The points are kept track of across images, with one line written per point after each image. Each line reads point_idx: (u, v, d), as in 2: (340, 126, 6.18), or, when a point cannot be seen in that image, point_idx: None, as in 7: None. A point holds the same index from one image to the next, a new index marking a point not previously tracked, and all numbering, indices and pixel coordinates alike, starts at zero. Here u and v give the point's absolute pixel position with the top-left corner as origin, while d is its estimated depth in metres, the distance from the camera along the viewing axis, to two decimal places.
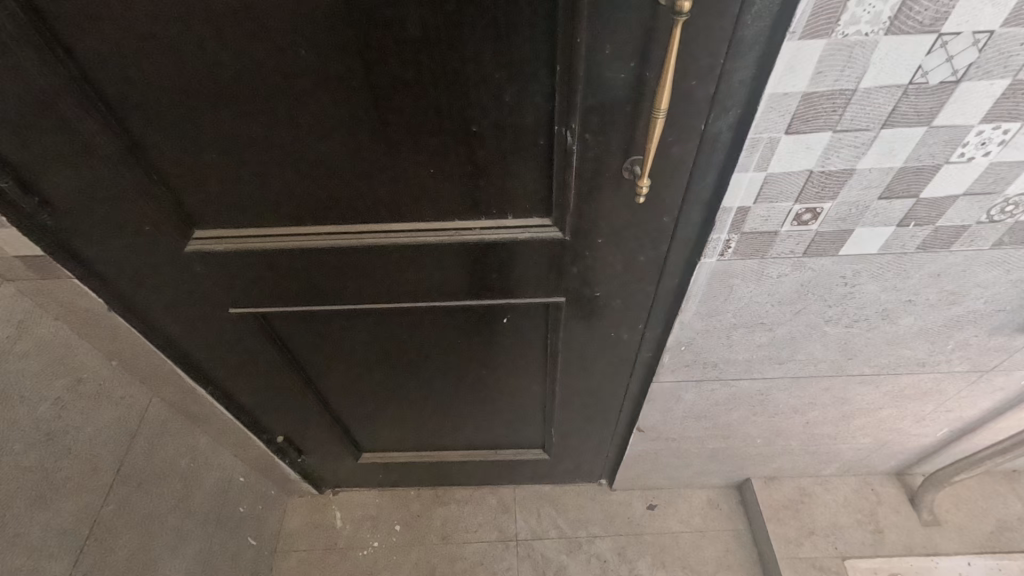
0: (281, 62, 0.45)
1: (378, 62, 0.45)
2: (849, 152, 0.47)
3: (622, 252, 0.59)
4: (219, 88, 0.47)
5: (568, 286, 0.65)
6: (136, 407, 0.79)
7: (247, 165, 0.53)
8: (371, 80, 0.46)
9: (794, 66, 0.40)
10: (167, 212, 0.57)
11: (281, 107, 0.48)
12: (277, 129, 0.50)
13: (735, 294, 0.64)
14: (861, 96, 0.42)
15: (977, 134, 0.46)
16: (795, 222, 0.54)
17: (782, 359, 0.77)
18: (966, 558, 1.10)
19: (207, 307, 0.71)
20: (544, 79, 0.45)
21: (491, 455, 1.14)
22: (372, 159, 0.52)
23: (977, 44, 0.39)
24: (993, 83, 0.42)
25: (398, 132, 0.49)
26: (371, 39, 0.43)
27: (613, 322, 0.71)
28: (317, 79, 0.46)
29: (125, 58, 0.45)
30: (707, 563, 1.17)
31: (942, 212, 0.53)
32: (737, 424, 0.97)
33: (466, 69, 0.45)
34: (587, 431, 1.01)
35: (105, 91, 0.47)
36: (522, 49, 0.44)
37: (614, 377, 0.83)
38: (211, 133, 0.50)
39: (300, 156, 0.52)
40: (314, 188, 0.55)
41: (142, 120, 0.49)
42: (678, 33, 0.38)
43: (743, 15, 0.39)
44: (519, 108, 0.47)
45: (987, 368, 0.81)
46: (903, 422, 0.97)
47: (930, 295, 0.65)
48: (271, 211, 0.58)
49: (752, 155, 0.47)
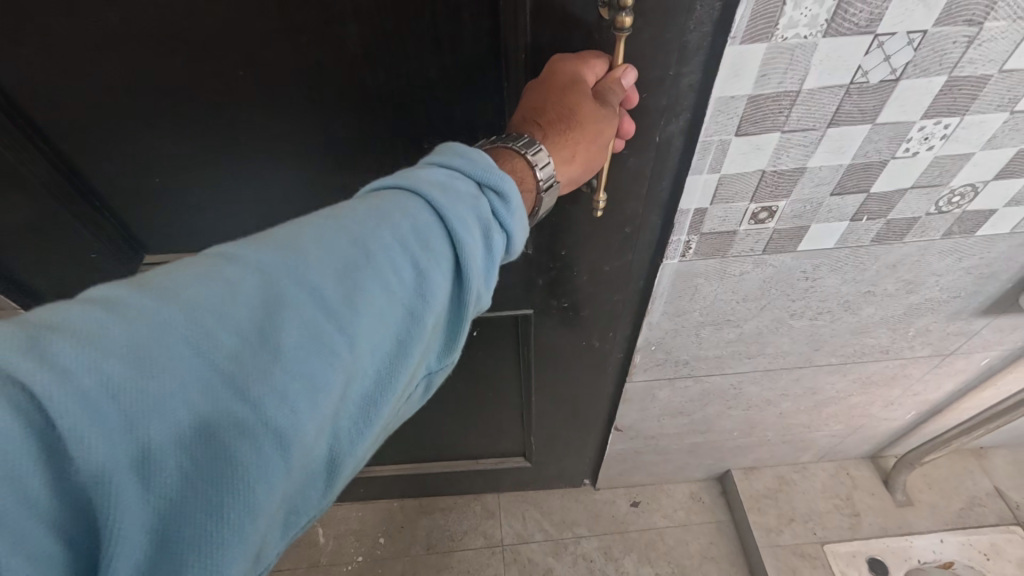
0: (222, 84, 0.43)
1: (321, 81, 0.44)
2: (799, 151, 0.48)
3: (587, 262, 0.59)
4: (158, 113, 0.45)
5: (535, 299, 0.65)
6: None
7: (194, 187, 0.52)
8: (316, 99, 0.45)
9: (739, 69, 0.41)
10: (113, 237, 0.56)
11: (225, 130, 0.47)
12: (224, 151, 0.48)
13: (700, 292, 0.65)
14: (806, 97, 0.43)
15: (920, 130, 0.47)
16: (753, 221, 0.55)
17: (751, 353, 0.78)
18: (940, 535, 1.13)
19: None
20: (493, 92, 0.45)
21: (473, 465, 1.13)
22: (323, 175, 0.51)
23: (912, 44, 0.40)
24: (930, 81, 0.43)
25: (348, 148, 0.49)
26: (311, 59, 0.42)
27: (586, 331, 0.71)
28: (260, 100, 0.45)
29: (55, 87, 0.43)
30: (691, 556, 1.18)
31: (893, 205, 0.54)
32: (713, 418, 0.98)
33: (412, 86, 0.44)
34: (568, 436, 1.01)
35: (37, 121, 0.45)
36: (469, 66, 0.43)
37: (589, 382, 0.83)
38: (153, 160, 0.49)
39: (251, 177, 0.51)
40: (267, 209, 0.54)
41: (78, 148, 0.48)
42: (621, 45, 0.38)
43: (686, 21, 0.38)
44: (470, 120, 0.47)
45: (949, 352, 0.83)
46: (873, 407, 1.00)
47: (888, 285, 0.66)
48: (223, 236, 0.57)
49: (706, 157, 0.48)
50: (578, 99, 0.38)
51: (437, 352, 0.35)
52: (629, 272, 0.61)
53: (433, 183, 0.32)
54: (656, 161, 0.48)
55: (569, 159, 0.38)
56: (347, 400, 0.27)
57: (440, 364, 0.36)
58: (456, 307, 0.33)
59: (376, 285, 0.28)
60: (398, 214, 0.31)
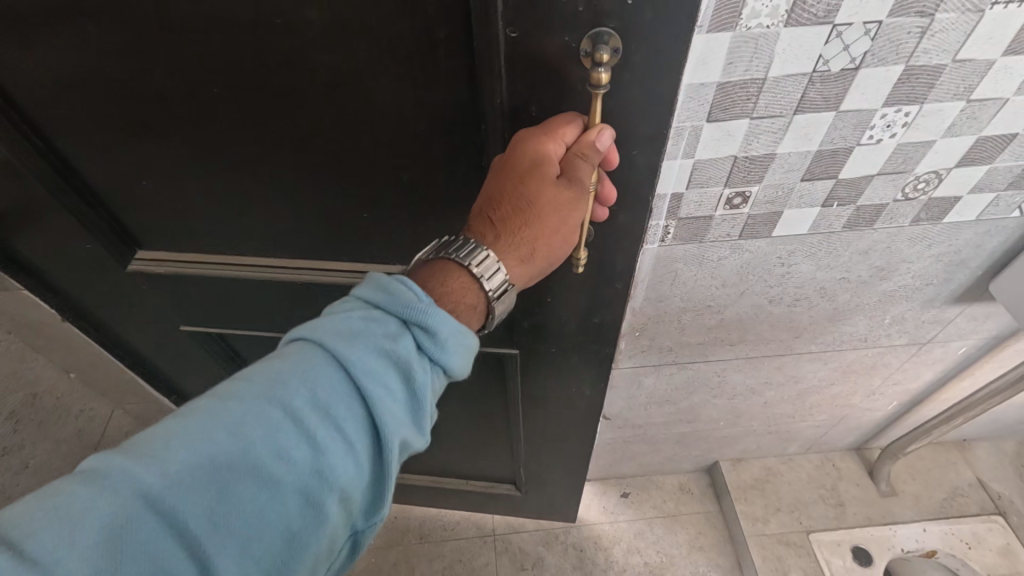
0: (200, 97, 0.45)
1: (294, 105, 0.45)
2: (768, 138, 0.50)
3: (573, 309, 0.61)
4: (143, 120, 0.47)
5: (519, 340, 0.68)
6: (96, 418, 0.87)
7: (179, 193, 0.54)
8: (290, 121, 0.46)
9: (706, 58, 0.43)
10: (106, 232, 0.58)
11: (206, 143, 0.49)
12: (205, 162, 0.50)
13: (680, 278, 0.67)
14: (771, 84, 0.45)
15: (882, 117, 0.49)
16: (728, 206, 0.57)
17: (733, 340, 0.81)
18: (923, 524, 1.15)
19: (158, 323, 0.71)
20: (471, 127, 0.45)
21: (464, 485, 1.14)
22: (302, 194, 0.52)
23: (869, 34, 0.43)
24: (888, 70, 0.45)
25: (324, 172, 0.50)
26: (282, 82, 0.43)
27: (570, 375, 0.73)
28: (237, 116, 0.46)
29: (48, 87, 0.46)
30: (680, 546, 1.20)
31: (861, 191, 0.57)
32: (699, 406, 1.00)
33: (387, 118, 0.45)
34: (555, 472, 1.02)
35: (33, 118, 0.48)
36: (445, 103, 0.44)
37: (576, 411, 0.81)
38: (140, 163, 0.51)
39: (233, 190, 0.53)
40: (248, 220, 0.56)
41: (71, 145, 0.50)
42: (598, 103, 0.39)
43: (661, 50, 0.38)
44: (448, 152, 0.47)
45: (926, 340, 0.85)
46: (856, 397, 1.02)
47: (862, 272, 0.69)
48: (211, 239, 0.59)
49: (679, 143, 0.50)
50: (540, 190, 0.40)
51: (362, 513, 0.39)
52: (608, 298, 0.60)
53: (344, 334, 0.38)
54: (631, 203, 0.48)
55: (523, 258, 0.43)
56: (222, 575, 0.32)
57: (367, 522, 0.39)
58: (371, 460, 0.38)
59: (269, 450, 0.34)
60: (303, 375, 0.36)
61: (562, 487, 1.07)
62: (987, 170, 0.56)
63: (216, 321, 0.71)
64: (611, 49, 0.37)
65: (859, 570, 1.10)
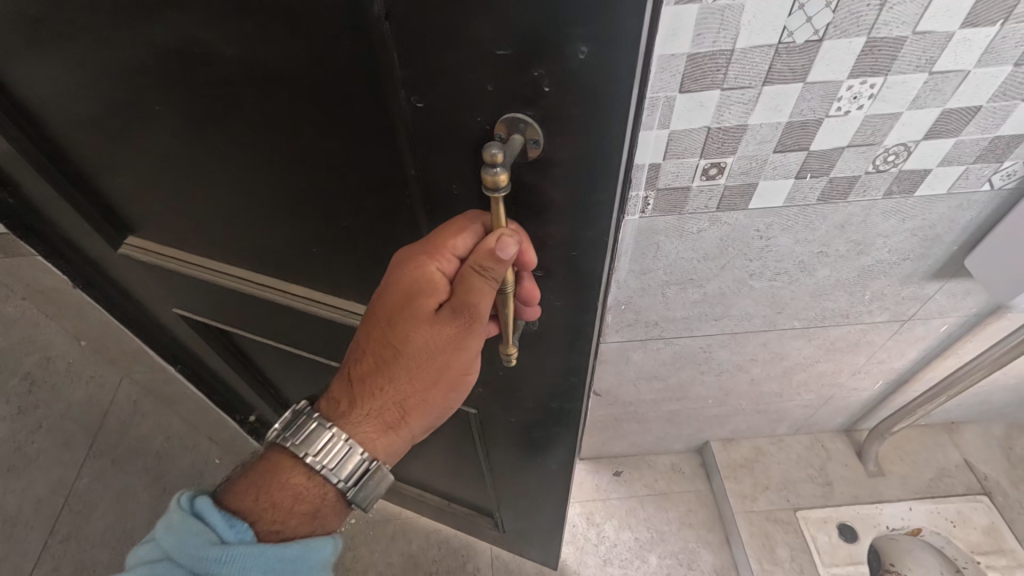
0: (148, 111, 0.46)
1: (231, 133, 0.45)
2: (738, 109, 0.53)
3: (528, 388, 0.64)
4: (108, 125, 0.49)
5: (482, 405, 0.71)
6: (106, 386, 0.97)
7: (148, 191, 0.56)
8: (229, 148, 0.46)
9: (675, 29, 0.46)
10: (96, 213, 0.61)
11: (161, 152, 0.50)
12: (164, 170, 0.52)
13: (662, 250, 0.70)
14: (739, 56, 0.48)
15: (848, 89, 0.51)
16: (704, 177, 0.60)
17: (717, 315, 0.83)
18: (909, 503, 1.17)
19: (154, 301, 0.75)
20: (401, 183, 0.44)
21: (445, 505, 1.11)
22: (255, 217, 0.53)
23: (830, 6, 0.45)
24: (851, 41, 0.48)
25: (268, 200, 0.50)
26: (217, 110, 0.43)
27: (531, 442, 0.74)
28: (183, 134, 0.47)
29: (27, 80, 0.48)
30: (670, 522, 1.23)
31: (833, 164, 0.59)
32: (688, 383, 1.02)
33: (319, 160, 0.44)
34: (531, 523, 0.99)
35: (22, 105, 0.51)
36: (371, 156, 0.42)
37: (543, 473, 0.80)
38: (112, 159, 0.53)
39: (192, 198, 0.54)
40: (210, 228, 0.57)
41: (55, 134, 0.53)
42: (501, 206, 0.37)
43: (579, 135, 0.36)
44: (383, 203, 0.46)
45: (907, 317, 0.87)
46: (842, 376, 1.04)
47: (839, 246, 0.71)
48: (188, 239, 0.61)
49: (654, 114, 0.53)
50: (417, 331, 0.46)
51: None
52: (564, 364, 0.58)
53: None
54: (571, 279, 0.47)
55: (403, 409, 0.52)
56: None
57: None
58: None
59: None
60: None
61: (544, 536, 1.01)
62: (954, 143, 0.58)
63: (208, 312, 0.73)
64: (529, 138, 0.36)
65: (845, 546, 1.13)
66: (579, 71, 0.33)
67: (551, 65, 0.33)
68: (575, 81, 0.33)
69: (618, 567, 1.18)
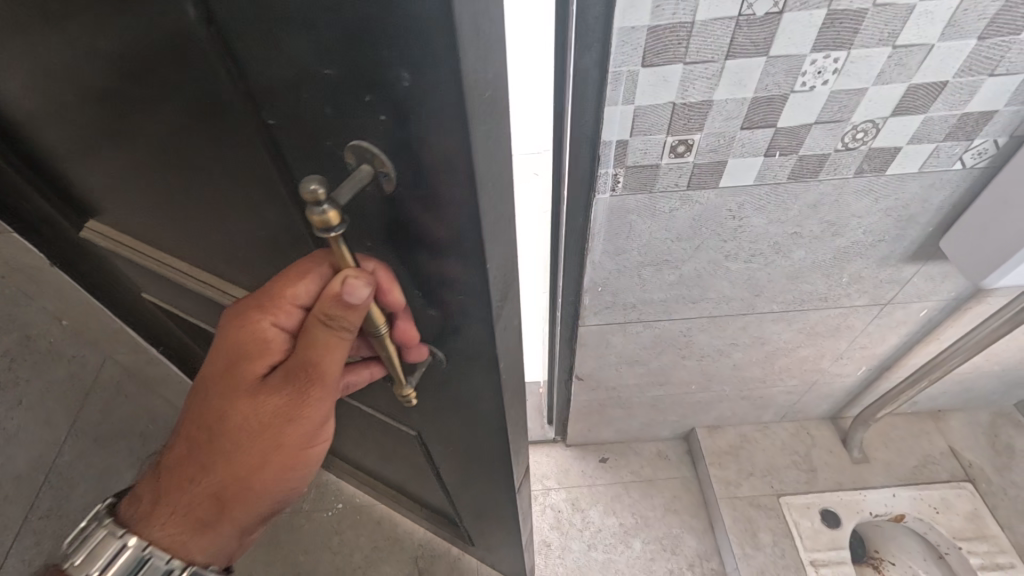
0: (60, 104, 0.45)
1: (130, 135, 0.43)
2: (702, 83, 0.53)
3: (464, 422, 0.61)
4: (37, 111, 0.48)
5: (429, 431, 0.69)
6: (89, 365, 1.02)
7: (89, 178, 0.55)
8: (134, 148, 0.45)
9: (634, 1, 0.46)
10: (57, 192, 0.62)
11: (85, 145, 0.49)
12: (93, 161, 0.51)
13: (635, 230, 0.70)
14: (700, 28, 0.48)
15: (812, 64, 0.51)
16: (673, 154, 0.60)
17: (694, 298, 0.83)
18: (892, 490, 1.17)
19: (128, 283, 0.75)
20: (287, 203, 0.41)
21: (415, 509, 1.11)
22: (178, 218, 0.52)
23: None
24: (812, 13, 0.47)
25: (183, 202, 0.49)
26: (111, 109, 0.42)
27: (478, 470, 0.72)
28: (94, 130, 0.46)
29: None
30: (655, 508, 1.24)
31: (802, 141, 0.59)
32: (669, 368, 1.03)
33: (211, 172, 0.42)
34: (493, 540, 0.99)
35: None
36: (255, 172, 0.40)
37: (495, 500, 0.80)
38: (50, 144, 0.53)
39: (122, 190, 0.53)
40: (146, 222, 0.56)
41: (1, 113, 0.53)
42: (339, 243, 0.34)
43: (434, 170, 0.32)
44: (280, 219, 0.44)
45: (887, 301, 0.87)
46: (824, 361, 1.04)
47: (813, 227, 0.71)
48: (132, 230, 0.60)
49: (618, 88, 0.53)
50: (238, 404, 0.47)
51: None
52: (485, 404, 0.56)
53: None
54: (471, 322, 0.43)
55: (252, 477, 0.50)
56: None
57: None
58: None
59: None
60: None
61: (506, 553, 1.02)
62: (923, 120, 0.58)
63: (173, 301, 0.73)
64: (377, 170, 0.33)
65: (828, 532, 1.13)
66: (408, 99, 0.29)
67: (383, 91, 0.29)
68: (411, 108, 0.29)
69: (602, 552, 1.19)
